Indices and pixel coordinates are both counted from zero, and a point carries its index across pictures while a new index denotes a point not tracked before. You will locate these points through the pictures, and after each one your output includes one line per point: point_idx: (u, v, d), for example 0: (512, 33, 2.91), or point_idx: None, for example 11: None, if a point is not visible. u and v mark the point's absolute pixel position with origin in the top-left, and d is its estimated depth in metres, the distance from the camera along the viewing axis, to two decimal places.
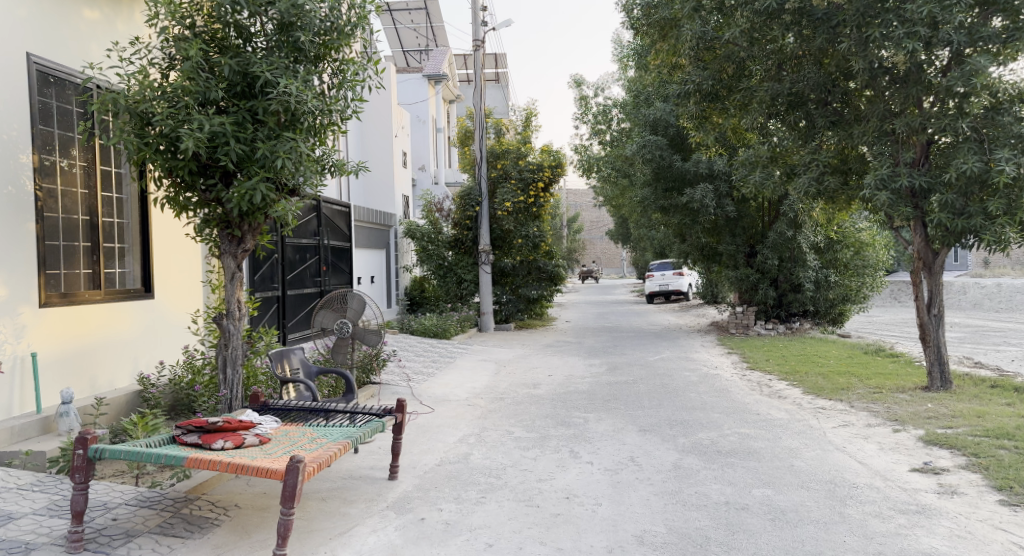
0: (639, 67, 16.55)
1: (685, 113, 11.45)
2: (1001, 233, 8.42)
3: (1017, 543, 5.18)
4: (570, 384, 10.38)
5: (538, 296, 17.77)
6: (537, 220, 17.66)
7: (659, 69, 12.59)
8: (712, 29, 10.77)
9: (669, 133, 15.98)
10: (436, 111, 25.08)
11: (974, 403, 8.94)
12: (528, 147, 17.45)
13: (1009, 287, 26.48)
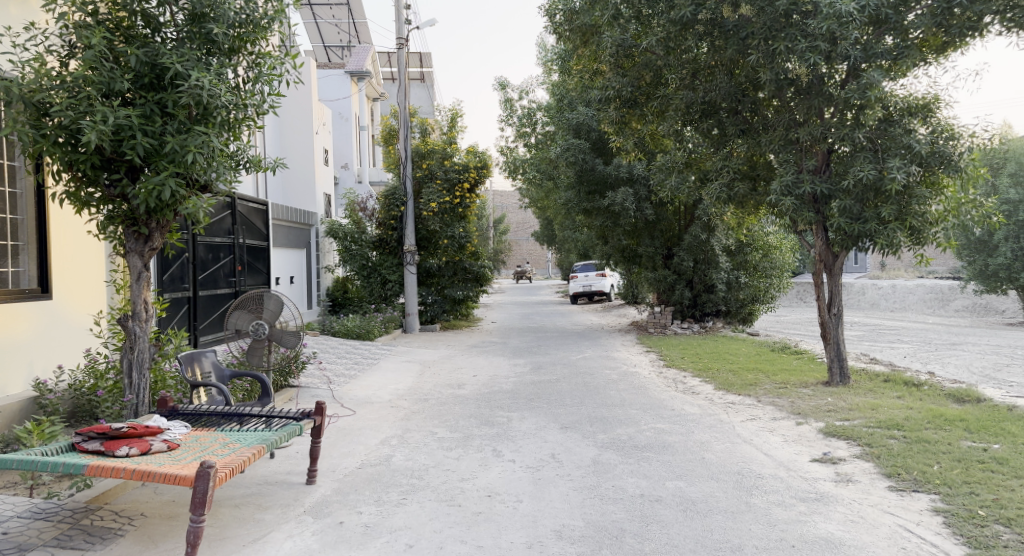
0: (562, 71, 16.84)
1: (606, 118, 11.76)
2: (893, 237, 9.05)
3: (903, 526, 5.62)
4: (494, 384, 10.55)
5: (463, 297, 17.91)
6: (463, 221, 17.76)
7: (581, 74, 12.87)
8: (631, 37, 11.01)
9: (591, 137, 16.36)
10: (360, 108, 24.94)
11: (869, 396, 9.56)
12: (454, 147, 17.60)
13: (902, 288, 28.19)
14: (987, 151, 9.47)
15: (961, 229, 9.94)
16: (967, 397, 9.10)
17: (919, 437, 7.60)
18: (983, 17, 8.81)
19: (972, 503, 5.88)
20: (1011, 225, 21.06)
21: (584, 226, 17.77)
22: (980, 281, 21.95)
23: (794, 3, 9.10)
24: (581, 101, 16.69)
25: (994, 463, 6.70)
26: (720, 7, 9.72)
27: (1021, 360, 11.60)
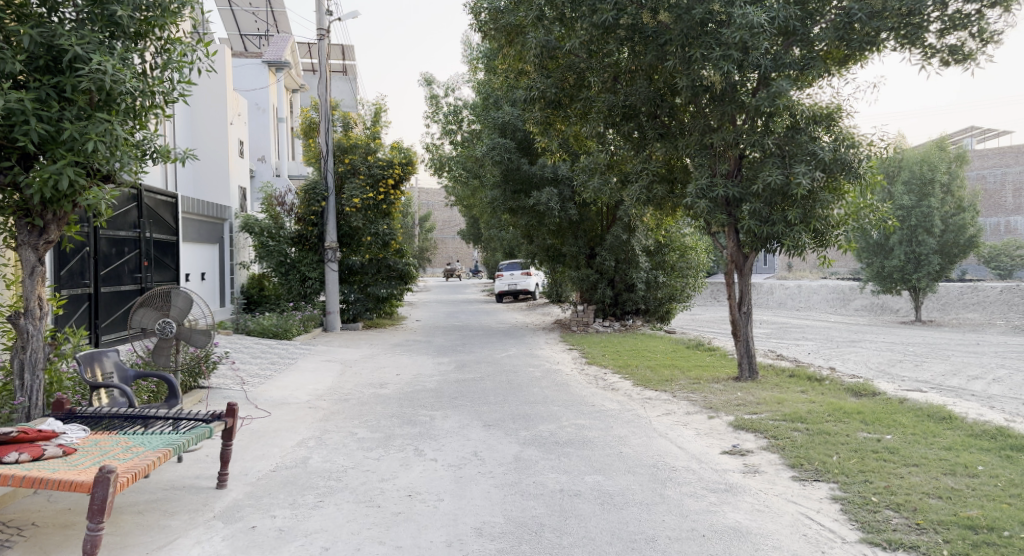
0: (487, 70, 16.90)
1: (531, 118, 11.80)
2: (798, 239, 9.56)
3: (805, 513, 5.95)
4: (417, 383, 10.57)
5: (387, 295, 17.81)
6: (387, 218, 17.69)
7: (506, 72, 12.75)
8: (555, 39, 10.99)
9: (517, 137, 16.47)
10: (278, 100, 24.49)
11: (775, 391, 10.01)
12: (377, 143, 17.50)
13: (807, 288, 29.57)
14: (884, 159, 10.05)
15: (859, 232, 10.53)
16: (864, 390, 9.64)
17: (820, 429, 8.02)
18: (880, 33, 9.30)
19: (867, 491, 6.26)
20: (905, 229, 22.33)
21: (509, 224, 17.91)
22: (877, 282, 23.17)
23: (709, 11, 9.37)
24: (506, 100, 16.79)
25: (886, 452, 7.15)
26: (640, 13, 9.92)
27: (913, 356, 12.36)
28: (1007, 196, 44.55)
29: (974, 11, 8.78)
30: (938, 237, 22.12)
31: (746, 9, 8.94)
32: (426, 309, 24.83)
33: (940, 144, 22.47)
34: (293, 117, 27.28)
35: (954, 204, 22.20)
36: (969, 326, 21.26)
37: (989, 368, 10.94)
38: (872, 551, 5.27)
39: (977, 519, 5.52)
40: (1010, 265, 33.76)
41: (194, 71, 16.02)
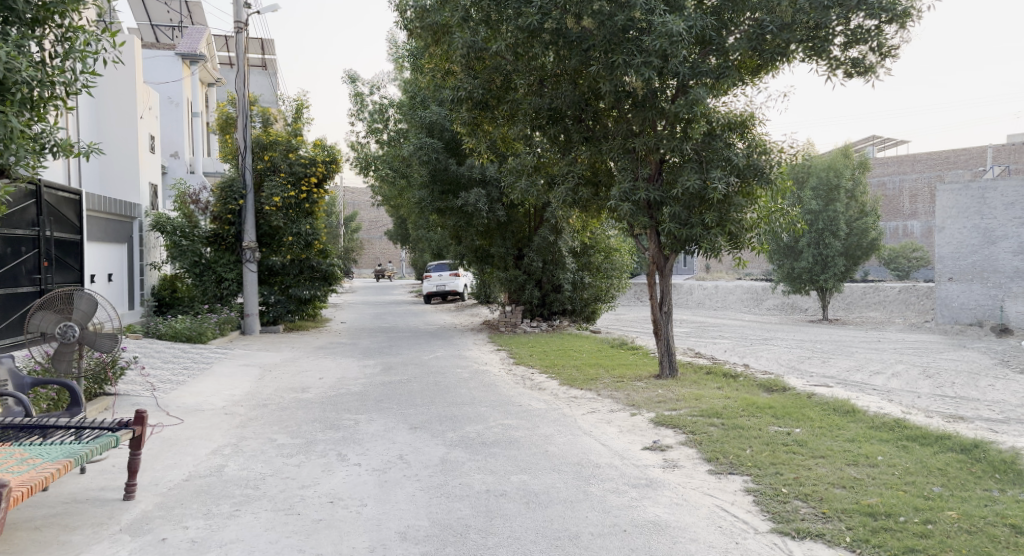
0: (414, 68, 16.75)
1: (457, 119, 11.56)
2: (715, 241, 9.89)
3: (721, 505, 6.19)
4: (341, 387, 10.47)
5: (310, 296, 17.53)
6: (310, 217, 17.48)
7: (432, 72, 12.55)
8: (481, 40, 10.79)
9: (444, 136, 16.31)
10: (192, 93, 23.88)
11: (693, 387, 10.35)
12: (299, 140, 17.21)
13: (724, 288, 30.58)
14: (793, 165, 10.49)
15: (770, 234, 10.97)
16: (775, 386, 10.06)
17: (734, 423, 8.34)
18: (790, 45, 9.70)
19: (778, 482, 6.56)
20: (813, 232, 23.31)
21: (437, 225, 17.84)
22: (787, 283, 24.10)
23: (631, 18, 9.52)
24: (433, 100, 16.60)
25: (796, 445, 7.50)
26: (563, 17, 9.89)
27: (820, 353, 12.96)
28: (905, 201, 47.04)
29: (874, 26, 9.30)
30: (843, 240, 23.19)
31: (666, 18, 9.11)
32: (350, 311, 24.56)
33: (845, 150, 23.50)
34: (207, 114, 26.40)
35: (857, 209, 23.32)
36: (872, 325, 22.40)
37: (889, 364, 11.57)
38: (782, 540, 5.53)
39: (876, 506, 5.85)
40: (907, 266, 35.70)
41: (101, 63, 15.50)
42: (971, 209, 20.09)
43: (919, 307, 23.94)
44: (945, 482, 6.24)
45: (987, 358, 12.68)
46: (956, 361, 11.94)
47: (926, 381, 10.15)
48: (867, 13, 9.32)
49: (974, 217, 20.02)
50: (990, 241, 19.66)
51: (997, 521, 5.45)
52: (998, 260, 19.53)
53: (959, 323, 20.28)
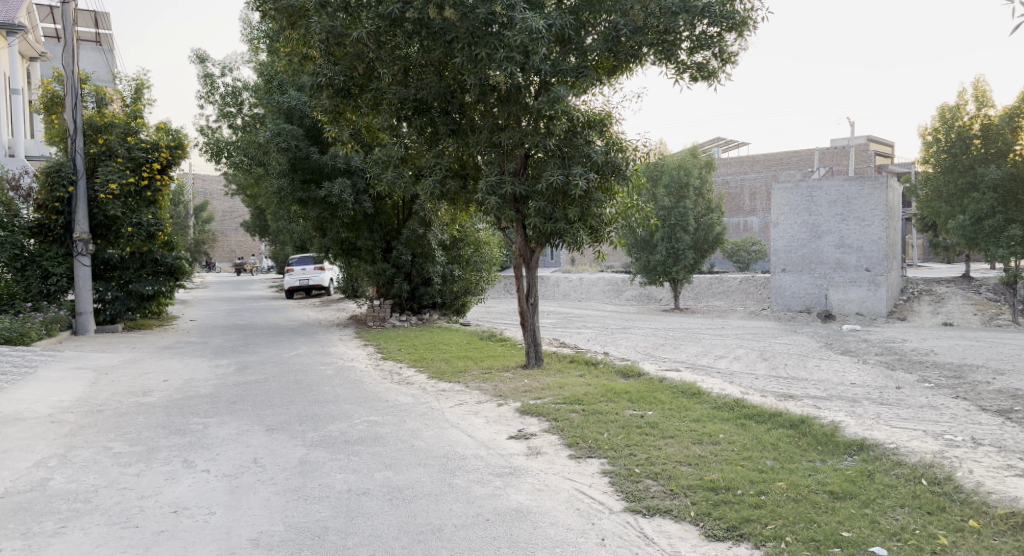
0: (269, 51, 16.13)
1: (318, 107, 10.82)
2: (577, 236, 10.29)
3: (578, 488, 6.51)
4: (188, 389, 10.08)
5: (153, 292, 16.56)
6: (153, 207, 16.63)
7: (289, 58, 11.31)
8: (341, 25, 10.15)
9: (305, 123, 15.81)
10: (11, 67, 22.05)
11: (557, 376, 10.65)
12: (139, 122, 16.27)
13: (588, 281, 31.73)
14: (646, 164, 11.09)
15: (625, 228, 11.48)
16: (631, 372, 10.60)
17: (594, 409, 8.73)
18: (642, 48, 10.19)
19: (632, 463, 6.96)
20: (665, 227, 24.44)
21: (299, 217, 17.28)
22: (644, 275, 25.15)
23: (492, 12, 9.41)
24: (292, 85, 16.00)
25: (648, 427, 7.97)
26: (426, 7, 9.58)
27: (672, 340, 13.70)
28: (745, 199, 50.36)
29: (716, 34, 9.95)
30: (692, 234, 24.52)
31: (527, 13, 9.05)
32: (205, 308, 23.46)
33: (693, 151, 24.82)
34: (30, 90, 24.34)
35: (704, 205, 24.79)
36: (717, 313, 23.94)
37: (731, 349, 12.44)
38: (634, 518, 5.88)
39: (718, 481, 6.33)
40: (748, 259, 38.20)
41: None
42: (801, 207, 21.73)
43: (757, 294, 25.91)
44: (777, 456, 6.82)
45: (814, 341, 13.89)
46: (789, 345, 12.99)
47: (763, 363, 11.02)
48: (709, 21, 9.91)
49: (803, 214, 21.71)
50: (817, 235, 21.42)
51: (818, 489, 5.99)
52: (823, 253, 21.36)
53: (791, 310, 22.06)
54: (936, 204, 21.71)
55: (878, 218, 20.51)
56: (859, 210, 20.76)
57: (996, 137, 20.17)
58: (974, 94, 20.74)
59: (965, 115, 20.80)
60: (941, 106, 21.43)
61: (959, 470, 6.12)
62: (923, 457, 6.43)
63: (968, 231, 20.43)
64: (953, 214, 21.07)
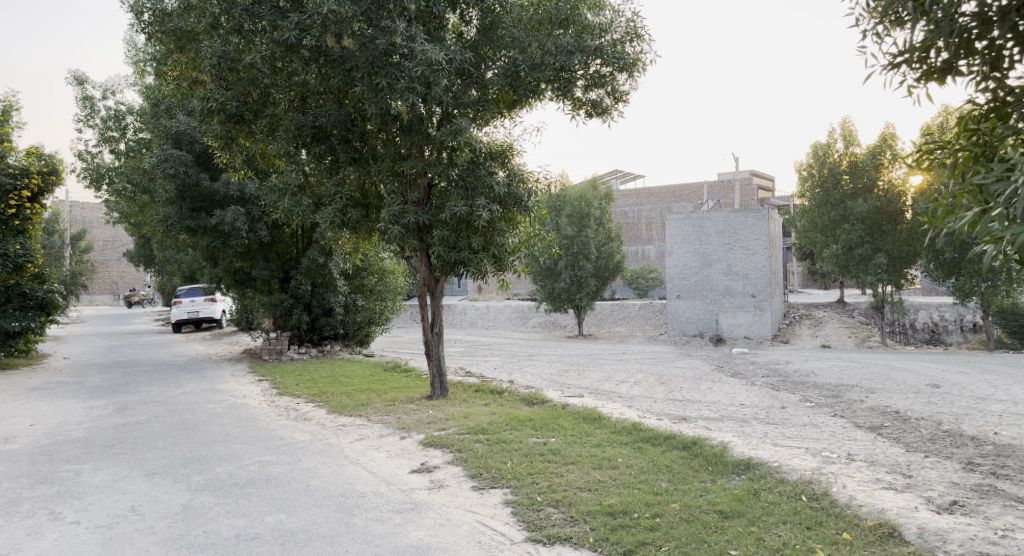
0: (157, 74, 15.46)
1: (208, 132, 10.23)
2: (481, 264, 10.29)
3: (481, 521, 6.48)
4: (59, 433, 9.51)
5: (20, 328, 15.54)
6: (22, 236, 15.76)
7: (176, 82, 10.83)
8: (234, 50, 9.64)
9: (194, 149, 15.25)
10: None
11: (462, 406, 10.60)
12: (8, 146, 15.41)
13: (494, 308, 31.97)
14: (546, 195, 11.32)
15: (528, 257, 11.64)
16: (535, 399, 10.68)
17: (498, 438, 8.73)
18: (540, 83, 10.43)
19: (534, 491, 7.00)
20: (568, 255, 24.84)
21: (188, 246, 16.45)
22: (548, 302, 25.43)
23: (392, 43, 9.21)
24: (181, 110, 15.51)
25: (551, 454, 8.04)
26: (323, 36, 9.19)
27: (577, 366, 13.86)
28: (643, 228, 51.87)
29: (609, 73, 10.38)
30: (594, 262, 25.04)
31: (427, 46, 9.05)
32: (84, 345, 22.10)
33: (594, 182, 25.53)
34: None
35: (604, 234, 25.44)
36: (619, 339, 24.48)
37: (632, 374, 12.71)
38: (535, 547, 5.91)
39: (616, 506, 6.44)
40: (646, 286, 39.27)
41: None
42: (692, 237, 22.54)
43: (656, 320, 26.75)
44: (671, 478, 7.00)
45: (706, 365, 14.38)
46: (685, 368, 13.38)
47: (661, 388, 11.30)
48: (603, 60, 10.31)
49: (693, 242, 22.54)
50: (707, 264, 22.29)
51: (709, 509, 6.18)
52: (713, 280, 22.23)
53: (686, 335, 22.73)
54: (812, 234, 22.97)
55: (761, 248, 21.50)
56: (743, 240, 21.72)
57: (861, 173, 21.61)
58: (843, 133, 22.28)
59: (836, 154, 22.50)
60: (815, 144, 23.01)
61: (834, 485, 6.46)
62: (803, 474, 6.75)
63: (840, 260, 21.56)
64: (828, 244, 22.24)
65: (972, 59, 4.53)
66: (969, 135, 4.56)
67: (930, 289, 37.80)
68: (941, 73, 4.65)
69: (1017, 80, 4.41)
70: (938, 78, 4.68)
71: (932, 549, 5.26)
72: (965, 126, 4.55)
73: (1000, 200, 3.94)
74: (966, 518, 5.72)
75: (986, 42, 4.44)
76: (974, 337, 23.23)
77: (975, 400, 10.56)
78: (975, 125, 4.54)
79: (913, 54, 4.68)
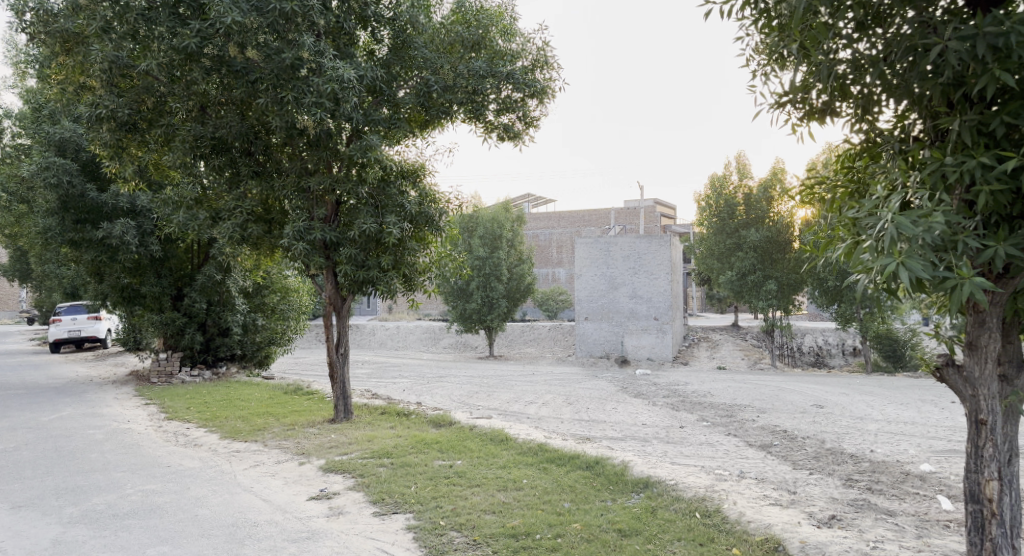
0: (40, 78, 14.71)
1: (96, 140, 9.77)
2: (391, 284, 10.05)
3: (381, 547, 6.28)
4: None
5: None
6: None
7: (62, 87, 10.34)
8: (127, 56, 9.26)
9: (80, 157, 14.55)
10: None
11: (366, 429, 10.35)
12: None
13: (404, 329, 31.66)
14: (457, 216, 11.32)
15: (438, 277, 11.52)
16: (443, 421, 10.55)
17: (402, 462, 8.53)
18: (452, 105, 10.42)
19: (436, 515, 6.85)
20: (479, 276, 24.82)
21: (71, 260, 15.56)
22: (460, 323, 25.27)
23: (299, 57, 8.97)
24: (66, 115, 14.77)
25: (455, 476, 7.91)
26: (226, 45, 8.84)
27: (486, 387, 13.77)
28: (553, 251, 52.42)
29: (519, 99, 10.49)
30: (505, 283, 25.11)
31: (337, 62, 8.90)
32: None
33: (505, 205, 25.78)
34: None
35: (516, 256, 25.59)
36: (528, 359, 24.59)
37: (540, 394, 12.74)
38: None
39: (518, 527, 6.37)
40: (556, 307, 39.63)
41: None
42: (600, 259, 22.84)
43: (565, 342, 27.02)
44: (573, 497, 7.00)
45: (612, 386, 14.56)
46: (591, 389, 13.50)
47: (568, 408, 11.37)
48: (515, 87, 10.42)
49: (601, 265, 22.83)
50: (614, 287, 22.61)
51: (608, 528, 6.20)
52: (619, 303, 22.60)
53: (593, 356, 23.01)
54: (709, 261, 23.74)
55: (664, 272, 22.08)
56: (648, 265, 22.23)
57: (754, 205, 22.55)
58: (736, 167, 23.14)
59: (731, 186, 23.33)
60: (711, 176, 23.75)
61: (725, 501, 6.60)
62: (697, 491, 6.86)
63: (734, 285, 22.36)
64: (723, 270, 23.06)
65: (846, 103, 4.83)
66: (845, 173, 4.97)
67: (817, 314, 39.75)
68: (820, 113, 4.96)
69: (885, 124, 4.70)
70: (818, 118, 4.99)
71: None
72: (841, 163, 4.97)
73: (870, 232, 4.10)
74: (842, 532, 5.92)
75: (859, 88, 4.71)
76: (855, 360, 24.60)
77: (856, 420, 11.07)
78: (850, 164, 4.94)
79: (796, 95, 4.97)
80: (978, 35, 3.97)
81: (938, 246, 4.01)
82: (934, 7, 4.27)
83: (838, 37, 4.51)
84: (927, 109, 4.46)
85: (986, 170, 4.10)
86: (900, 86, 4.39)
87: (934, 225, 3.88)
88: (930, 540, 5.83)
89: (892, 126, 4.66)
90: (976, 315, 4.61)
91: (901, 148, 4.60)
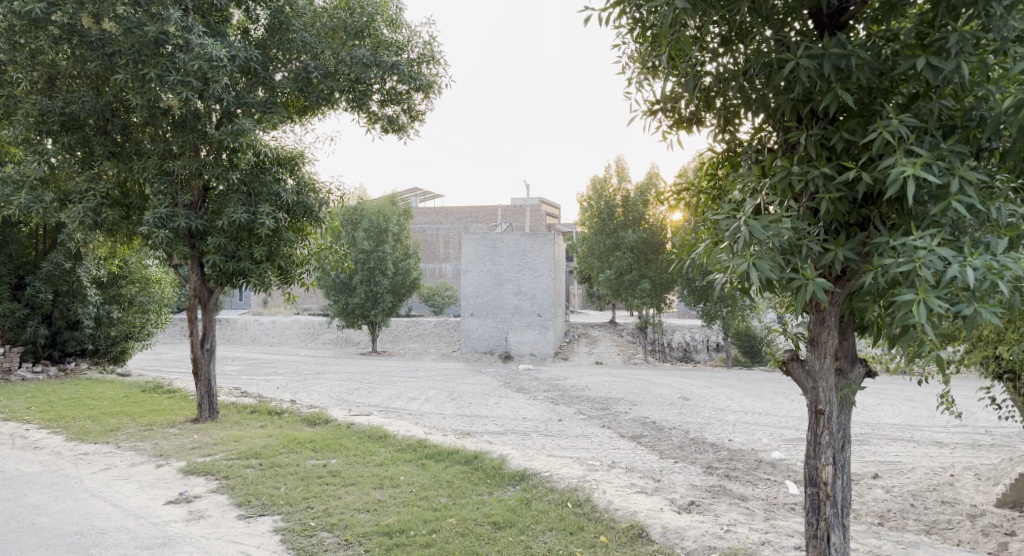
0: None
1: None
2: (264, 276, 9.54)
3: (244, 551, 5.92)
4: None
5: None
6: None
7: None
8: None
9: None
10: None
11: (233, 429, 9.83)
12: None
13: (280, 324, 30.55)
14: (339, 208, 10.95)
15: (318, 271, 11.10)
16: (318, 419, 10.17)
17: (272, 462, 8.12)
18: (334, 93, 10.06)
19: (307, 516, 6.54)
20: (362, 270, 24.27)
21: None
22: (341, 318, 24.59)
23: (164, 32, 8.38)
24: None
25: (329, 476, 7.59)
26: (78, 14, 8.18)
27: (367, 384, 13.42)
28: (440, 247, 52.10)
29: (405, 91, 10.29)
30: (389, 278, 24.64)
31: (205, 39, 8.37)
32: None
33: (392, 198, 25.31)
34: None
35: (400, 251, 25.15)
36: (411, 355, 24.24)
37: (423, 391, 12.52)
38: None
39: (393, 525, 6.16)
40: (441, 303, 39.40)
41: None
42: (486, 256, 22.75)
43: (448, 338, 26.83)
44: (450, 493, 6.86)
45: (494, 381, 14.51)
46: (473, 384, 13.40)
47: (451, 404, 11.23)
48: (399, 78, 10.15)
49: (487, 262, 22.72)
50: (499, 284, 22.60)
51: (483, 521, 6.08)
52: (503, 299, 22.64)
53: (476, 352, 22.96)
54: (590, 260, 24.11)
55: (548, 269, 22.30)
56: (533, 262, 22.38)
57: (632, 207, 23.14)
58: (616, 169, 23.68)
59: (610, 188, 23.86)
60: (593, 179, 24.20)
61: (596, 491, 6.63)
62: (569, 482, 6.88)
63: (612, 283, 22.84)
64: (602, 269, 23.50)
65: (710, 114, 4.92)
66: (709, 179, 5.06)
67: (688, 311, 41.58)
68: (688, 122, 5.03)
69: (744, 135, 4.82)
70: (686, 127, 5.06)
71: (672, 547, 5.49)
72: (706, 170, 5.06)
73: (727, 235, 4.20)
74: (700, 516, 6.07)
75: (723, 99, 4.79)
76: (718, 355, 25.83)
77: (718, 411, 11.51)
78: (713, 172, 5.04)
79: (666, 104, 5.01)
80: (825, 55, 4.06)
81: (785, 250, 4.14)
82: (789, 26, 4.39)
83: (704, 51, 4.54)
84: (780, 122, 4.60)
85: (828, 181, 4.24)
86: (757, 99, 4.47)
87: (782, 231, 4.01)
88: (776, 523, 6.06)
89: (749, 137, 4.78)
90: (817, 314, 4.80)
91: (757, 158, 4.73)
